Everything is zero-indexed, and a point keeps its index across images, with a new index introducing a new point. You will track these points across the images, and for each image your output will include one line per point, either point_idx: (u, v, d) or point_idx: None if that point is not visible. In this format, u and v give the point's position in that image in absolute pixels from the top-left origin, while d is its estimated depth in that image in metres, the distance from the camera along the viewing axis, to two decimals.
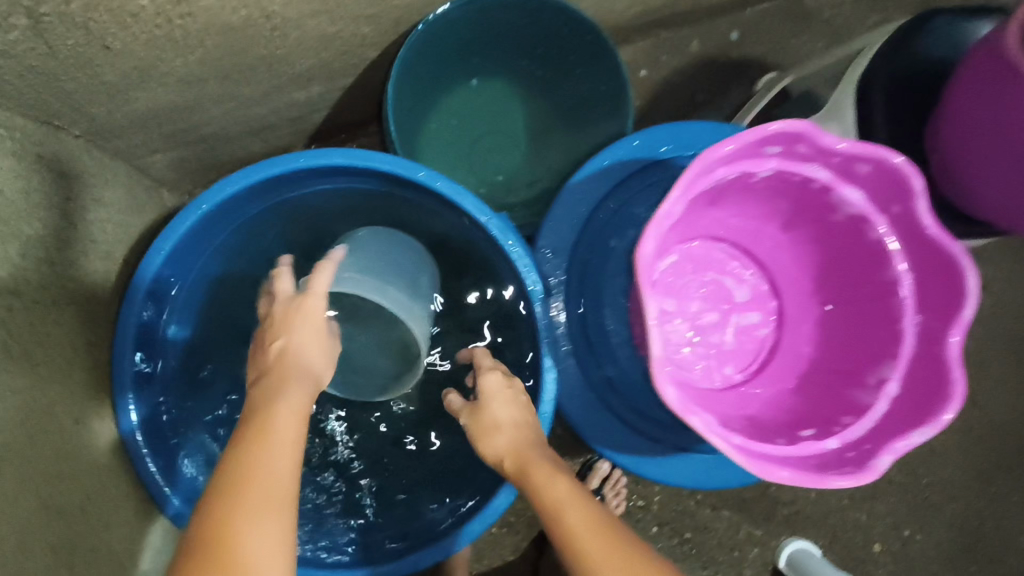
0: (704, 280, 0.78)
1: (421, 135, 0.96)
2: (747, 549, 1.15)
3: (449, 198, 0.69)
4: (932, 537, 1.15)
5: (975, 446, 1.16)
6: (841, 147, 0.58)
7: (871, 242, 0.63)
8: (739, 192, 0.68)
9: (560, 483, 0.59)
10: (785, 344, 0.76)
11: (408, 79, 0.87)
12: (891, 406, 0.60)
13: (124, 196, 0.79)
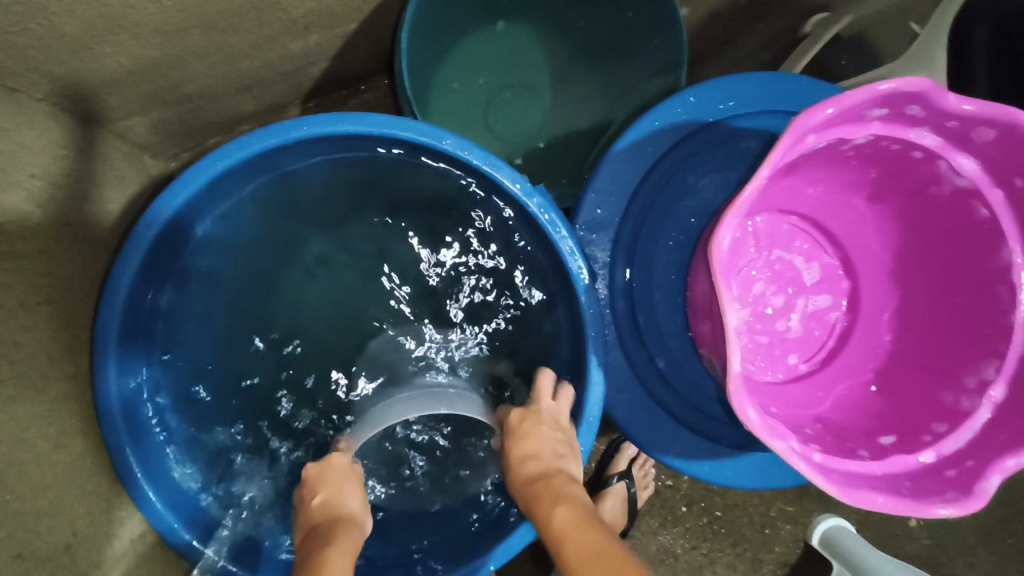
0: (770, 260, 0.67)
1: (433, 89, 0.83)
2: (778, 526, 1.10)
3: (483, 170, 0.59)
4: (970, 511, 1.11)
5: None
6: (965, 109, 0.47)
7: (982, 222, 0.53)
8: (824, 160, 0.57)
9: (562, 510, 0.52)
10: (859, 332, 0.66)
11: (423, 24, 0.75)
12: (995, 414, 0.51)
13: (101, 168, 0.69)
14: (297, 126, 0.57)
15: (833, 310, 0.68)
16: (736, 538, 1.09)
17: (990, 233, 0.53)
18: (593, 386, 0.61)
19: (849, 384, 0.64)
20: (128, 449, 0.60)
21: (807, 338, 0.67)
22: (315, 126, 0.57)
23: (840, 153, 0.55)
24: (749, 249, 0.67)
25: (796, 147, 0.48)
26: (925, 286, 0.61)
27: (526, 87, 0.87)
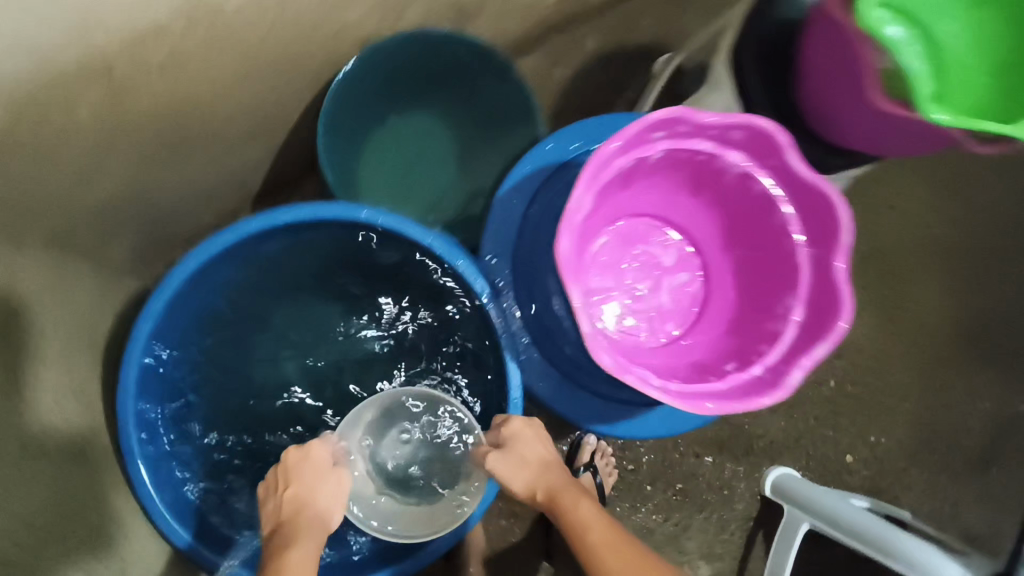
0: (634, 254, 0.87)
1: (357, 175, 1.04)
2: (734, 485, 1.36)
3: (393, 228, 0.79)
4: (893, 438, 1.35)
5: (910, 350, 1.37)
6: (712, 120, 0.68)
7: (759, 195, 0.74)
8: (640, 174, 0.78)
9: (585, 507, 0.79)
10: (713, 293, 0.85)
11: (335, 125, 0.97)
12: (798, 330, 0.70)
13: (93, 289, 0.87)
14: (247, 225, 0.79)
15: (689, 283, 0.87)
16: (703, 504, 1.35)
17: (767, 200, 0.73)
18: (510, 373, 0.82)
19: (711, 334, 0.82)
20: (143, 480, 0.85)
21: (676, 308, 0.86)
22: (260, 223, 0.78)
23: (652, 165, 0.76)
24: (617, 249, 0.87)
25: (606, 168, 0.69)
26: (744, 248, 0.81)
27: (431, 159, 1.09)
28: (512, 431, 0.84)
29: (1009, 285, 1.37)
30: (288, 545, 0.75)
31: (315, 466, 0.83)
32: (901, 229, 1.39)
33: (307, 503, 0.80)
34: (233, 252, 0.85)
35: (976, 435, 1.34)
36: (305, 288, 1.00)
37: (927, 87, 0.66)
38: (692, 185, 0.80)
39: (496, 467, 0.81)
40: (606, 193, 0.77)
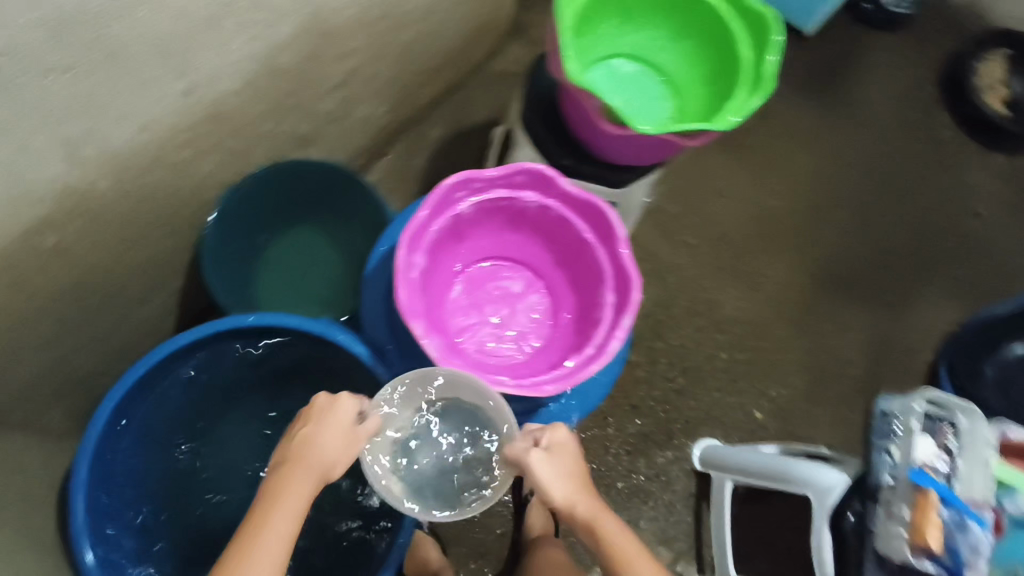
0: (490, 291, 0.95)
1: (224, 252, 1.05)
2: (671, 470, 1.35)
3: (309, 330, 0.86)
4: (790, 387, 1.45)
5: (778, 306, 1.51)
6: (590, 102, 0.82)
7: (623, 143, 0.89)
8: (469, 226, 0.89)
9: (627, 538, 0.77)
10: (561, 304, 0.94)
11: (229, 208, 1.01)
12: (613, 303, 0.83)
13: None
14: (206, 327, 0.83)
15: (541, 302, 0.95)
16: (646, 494, 1.33)
17: (553, 228, 0.89)
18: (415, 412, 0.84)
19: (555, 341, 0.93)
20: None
21: (529, 330, 0.94)
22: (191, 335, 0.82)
23: (471, 219, 0.88)
24: (473, 291, 0.95)
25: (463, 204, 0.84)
26: (567, 259, 0.92)
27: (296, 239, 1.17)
28: (562, 446, 0.80)
29: (836, 235, 1.58)
30: (280, 498, 0.68)
31: (322, 430, 0.74)
32: (737, 210, 1.56)
33: (299, 462, 0.71)
34: (185, 359, 0.87)
35: (857, 363, 1.49)
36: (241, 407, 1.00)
37: (746, 49, 0.88)
38: (512, 220, 0.90)
39: (541, 472, 0.77)
40: (451, 244, 0.89)
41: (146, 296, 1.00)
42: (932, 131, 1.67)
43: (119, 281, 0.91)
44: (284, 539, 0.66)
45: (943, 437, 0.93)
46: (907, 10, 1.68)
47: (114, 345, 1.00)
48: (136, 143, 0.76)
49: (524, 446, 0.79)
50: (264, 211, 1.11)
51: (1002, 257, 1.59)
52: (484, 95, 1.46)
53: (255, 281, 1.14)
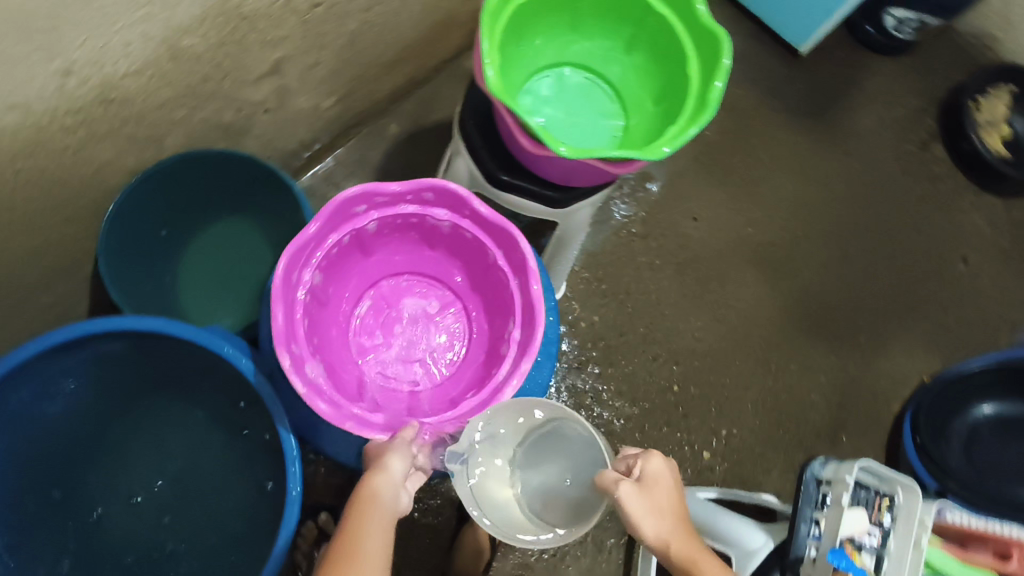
0: (402, 309, 1.03)
1: (135, 237, 1.01)
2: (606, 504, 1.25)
3: (198, 340, 0.83)
4: (744, 427, 1.36)
5: (743, 340, 1.42)
6: (508, 120, 0.79)
7: (548, 166, 0.85)
8: (377, 243, 0.95)
9: (713, 564, 0.74)
10: (473, 329, 1.02)
11: (139, 197, 0.96)
12: (518, 341, 0.88)
13: None
14: (86, 326, 0.79)
15: (454, 325, 1.03)
16: None
17: (466, 250, 0.95)
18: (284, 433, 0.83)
19: (455, 366, 1.01)
20: None
21: (429, 350, 1.02)
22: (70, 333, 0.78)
23: (376, 232, 0.93)
24: (383, 307, 1.02)
25: (368, 216, 0.87)
26: (477, 281, 0.99)
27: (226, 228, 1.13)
28: (654, 476, 0.76)
29: (811, 269, 1.49)
30: (366, 524, 0.70)
31: (382, 483, 0.74)
32: (710, 235, 1.46)
33: (369, 517, 0.71)
34: (62, 359, 0.82)
35: (819, 408, 1.40)
36: (135, 407, 0.96)
37: (694, 80, 0.82)
38: (424, 240, 0.97)
39: (633, 507, 0.73)
40: (357, 257, 0.95)
41: (48, 284, 0.94)
42: (926, 167, 1.57)
43: (9, 265, 0.85)
44: (378, 559, 0.69)
45: (878, 511, 0.99)
46: (909, 36, 1.55)
47: (7, 335, 0.93)
48: (10, 128, 0.71)
49: (614, 473, 0.75)
50: (185, 203, 1.06)
51: (985, 308, 1.50)
52: (456, 83, 1.33)
53: (174, 276, 1.09)
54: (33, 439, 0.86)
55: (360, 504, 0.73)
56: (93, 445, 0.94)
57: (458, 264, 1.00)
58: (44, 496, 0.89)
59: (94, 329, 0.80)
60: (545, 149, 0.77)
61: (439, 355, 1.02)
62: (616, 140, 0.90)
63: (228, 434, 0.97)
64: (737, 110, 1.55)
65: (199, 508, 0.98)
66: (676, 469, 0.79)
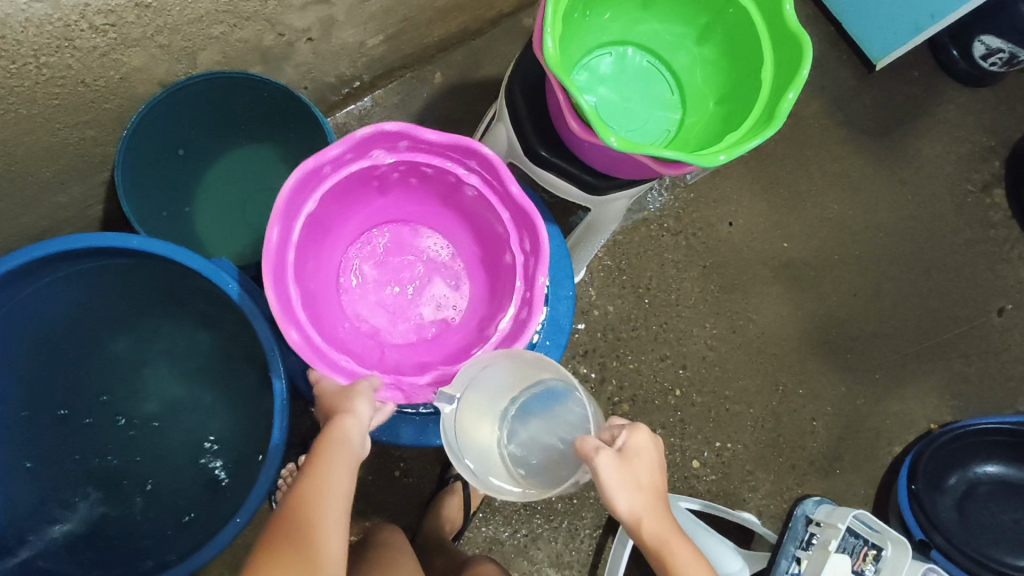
0: (427, 276, 1.01)
1: (156, 148, 0.98)
2: (586, 496, 1.24)
3: (204, 271, 0.80)
4: (738, 442, 1.34)
5: (755, 356, 1.38)
6: (558, 95, 0.74)
7: (591, 151, 0.81)
8: (496, 266, 0.94)
9: (683, 547, 0.72)
10: (434, 343, 0.96)
11: (165, 108, 0.93)
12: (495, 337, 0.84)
13: None
14: (89, 240, 0.77)
15: (427, 332, 0.98)
16: (551, 514, 1.22)
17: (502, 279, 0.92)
18: (277, 379, 0.82)
19: (384, 343, 0.96)
20: None
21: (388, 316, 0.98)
22: (77, 241, 0.76)
23: (502, 258, 0.91)
24: (419, 261, 1.01)
25: (514, 234, 0.86)
26: (472, 334, 0.93)
27: (255, 156, 1.10)
28: (636, 449, 0.72)
29: (840, 296, 1.44)
30: (327, 472, 0.70)
31: (344, 424, 0.73)
32: (743, 243, 1.41)
33: (334, 459, 0.71)
34: (63, 263, 0.81)
35: (818, 438, 1.37)
36: (137, 323, 0.95)
37: (764, 84, 0.76)
38: (490, 310, 0.93)
39: (608, 480, 0.70)
40: (480, 235, 0.95)
41: (63, 184, 0.92)
42: (981, 210, 1.50)
43: (26, 161, 0.84)
44: (340, 504, 0.69)
45: (862, 560, 1.01)
46: (999, 69, 1.44)
47: (17, 228, 0.91)
48: (36, 19, 0.69)
49: (596, 441, 0.71)
50: (208, 124, 1.03)
51: (1009, 365, 1.45)
52: (510, 40, 1.26)
53: (193, 206, 1.07)
54: (28, 336, 0.86)
55: (327, 448, 0.72)
56: (88, 354, 0.93)
57: (473, 329, 0.95)
58: (35, 392, 0.90)
59: (98, 244, 0.77)
60: (596, 137, 0.72)
61: (389, 327, 0.98)
62: (668, 134, 0.85)
63: (225, 366, 0.96)
64: (798, 117, 1.47)
65: (193, 431, 0.97)
66: (660, 442, 0.75)
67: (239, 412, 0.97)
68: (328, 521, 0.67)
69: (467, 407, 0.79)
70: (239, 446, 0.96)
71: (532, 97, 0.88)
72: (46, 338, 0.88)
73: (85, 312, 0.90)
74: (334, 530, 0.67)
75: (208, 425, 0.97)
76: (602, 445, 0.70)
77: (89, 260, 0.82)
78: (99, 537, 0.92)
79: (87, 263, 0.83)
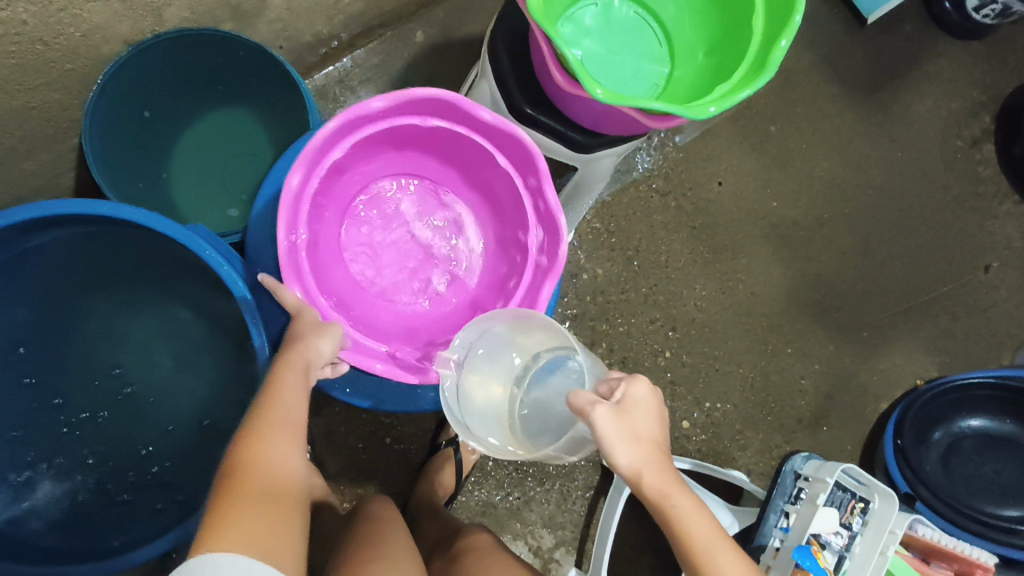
0: (440, 249, 0.99)
1: (125, 111, 0.94)
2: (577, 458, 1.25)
3: (178, 236, 0.78)
4: (728, 402, 1.35)
5: (744, 317, 1.38)
6: (542, 46, 0.71)
7: (578, 105, 0.79)
8: (512, 240, 0.93)
9: (686, 500, 0.72)
10: (444, 319, 0.96)
11: (134, 66, 0.89)
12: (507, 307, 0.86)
13: None
14: (56, 207, 0.74)
15: (437, 307, 0.98)
16: (543, 476, 1.23)
17: (514, 240, 0.93)
18: (261, 347, 0.80)
19: (394, 316, 0.95)
20: None
21: (397, 285, 0.97)
22: (42, 208, 0.73)
23: (520, 231, 0.90)
24: (434, 234, 0.99)
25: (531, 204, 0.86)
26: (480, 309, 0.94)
27: (231, 119, 1.06)
28: (634, 401, 0.71)
29: (829, 255, 1.43)
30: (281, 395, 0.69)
31: (308, 354, 0.73)
32: (732, 203, 1.39)
33: (290, 382, 0.70)
34: (31, 232, 0.78)
35: (806, 396, 1.38)
36: (113, 293, 0.93)
37: (756, 34, 0.74)
38: (502, 286, 0.93)
39: (606, 433, 0.68)
40: (498, 206, 0.94)
41: (30, 150, 0.88)
42: (970, 166, 1.48)
43: None
44: (294, 427, 0.68)
45: (849, 513, 1.03)
46: (991, 21, 1.43)
47: None
48: None
49: (590, 396, 0.70)
50: (180, 85, 0.99)
51: (995, 321, 1.45)
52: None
53: (170, 171, 1.03)
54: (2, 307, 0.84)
55: (280, 373, 0.71)
56: (62, 325, 0.91)
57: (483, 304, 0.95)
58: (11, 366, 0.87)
59: (66, 211, 0.74)
60: (582, 90, 0.69)
61: (400, 299, 0.97)
62: (657, 88, 0.83)
63: (210, 336, 0.95)
64: (788, 74, 1.44)
65: (178, 404, 0.96)
66: (660, 393, 0.74)
67: (227, 383, 0.95)
68: (288, 446, 0.66)
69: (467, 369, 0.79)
70: (224, 416, 0.94)
71: (517, 51, 0.84)
72: (21, 308, 0.86)
73: (60, 280, 0.87)
74: (292, 455, 0.66)
75: (195, 396, 0.96)
76: (598, 399, 0.69)
77: (60, 228, 0.80)
78: (86, 511, 0.91)
79: (56, 231, 0.80)
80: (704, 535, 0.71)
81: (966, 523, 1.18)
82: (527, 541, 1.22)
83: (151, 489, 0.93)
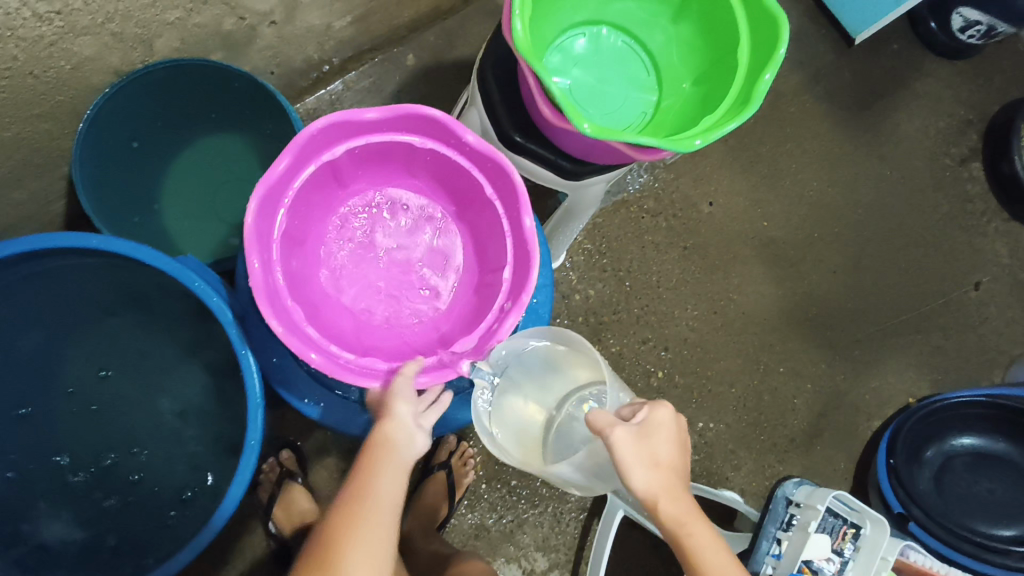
0: (424, 263, 0.98)
1: (115, 141, 0.94)
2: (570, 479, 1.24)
3: (167, 269, 0.77)
4: (721, 422, 1.35)
5: (737, 335, 1.38)
6: (529, 80, 0.71)
7: (568, 137, 0.79)
8: (493, 255, 0.91)
9: (702, 528, 0.71)
10: (423, 332, 0.95)
11: (123, 97, 0.89)
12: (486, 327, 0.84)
13: None
14: (48, 240, 0.73)
15: (418, 320, 0.96)
16: (536, 498, 1.23)
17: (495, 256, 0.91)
18: (251, 378, 0.80)
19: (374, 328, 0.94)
20: None
21: (379, 298, 0.96)
22: (33, 242, 0.72)
23: (501, 249, 0.89)
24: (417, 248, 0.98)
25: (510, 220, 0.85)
26: (460, 325, 0.92)
27: (224, 148, 1.06)
28: (656, 424, 0.71)
29: (819, 273, 1.44)
30: (368, 478, 0.71)
31: (396, 433, 0.74)
32: (724, 223, 1.40)
33: (379, 462, 0.72)
34: (21, 264, 0.77)
35: (798, 415, 1.38)
36: (105, 321, 0.93)
37: (741, 66, 0.75)
38: (480, 302, 0.91)
39: (623, 455, 0.68)
40: (480, 223, 0.93)
41: (20, 180, 0.88)
42: (959, 184, 1.50)
43: None
44: (385, 511, 0.70)
45: (841, 539, 1.02)
46: (977, 41, 1.43)
47: None
48: None
49: (609, 416, 0.70)
50: (170, 113, 0.99)
51: (985, 338, 1.46)
52: (486, 18, 1.22)
53: (161, 203, 1.03)
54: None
55: (374, 452, 0.73)
56: (54, 355, 0.91)
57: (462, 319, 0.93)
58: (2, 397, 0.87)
59: (57, 244, 0.74)
60: (570, 124, 0.70)
61: (381, 312, 0.96)
62: (645, 116, 0.83)
63: (200, 364, 0.95)
64: (777, 94, 1.45)
65: (168, 429, 0.96)
66: (681, 418, 0.74)
67: (218, 410, 0.94)
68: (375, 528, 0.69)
69: (507, 385, 0.82)
70: (215, 443, 0.94)
71: (505, 80, 0.85)
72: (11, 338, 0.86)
73: (51, 310, 0.87)
74: (380, 540, 0.69)
75: (187, 423, 0.96)
76: (616, 420, 0.69)
77: (50, 261, 0.79)
78: (77, 539, 0.91)
79: (47, 263, 0.79)
80: (718, 564, 0.71)
81: (960, 544, 1.17)
82: (520, 564, 1.21)
83: (142, 517, 0.93)
